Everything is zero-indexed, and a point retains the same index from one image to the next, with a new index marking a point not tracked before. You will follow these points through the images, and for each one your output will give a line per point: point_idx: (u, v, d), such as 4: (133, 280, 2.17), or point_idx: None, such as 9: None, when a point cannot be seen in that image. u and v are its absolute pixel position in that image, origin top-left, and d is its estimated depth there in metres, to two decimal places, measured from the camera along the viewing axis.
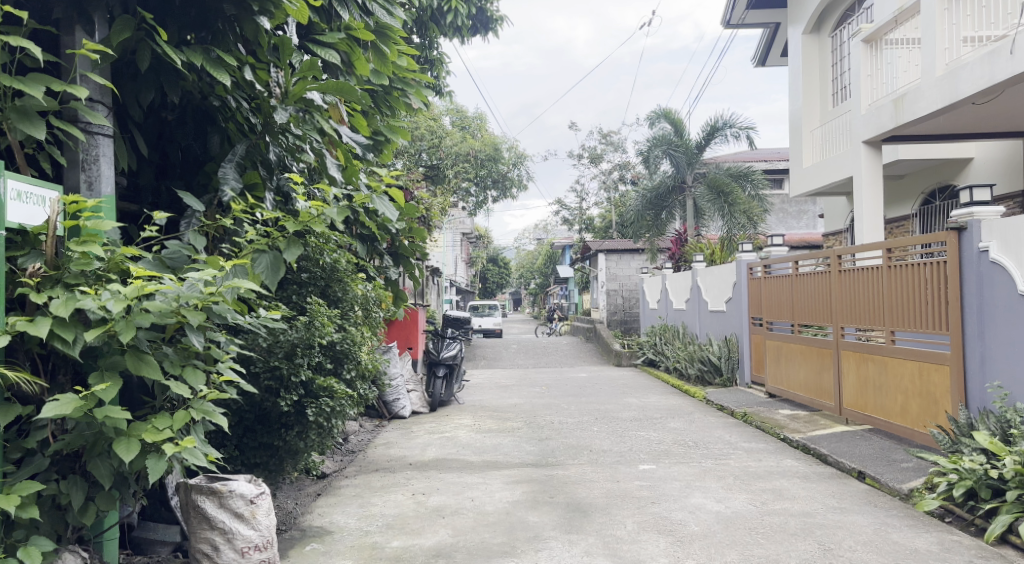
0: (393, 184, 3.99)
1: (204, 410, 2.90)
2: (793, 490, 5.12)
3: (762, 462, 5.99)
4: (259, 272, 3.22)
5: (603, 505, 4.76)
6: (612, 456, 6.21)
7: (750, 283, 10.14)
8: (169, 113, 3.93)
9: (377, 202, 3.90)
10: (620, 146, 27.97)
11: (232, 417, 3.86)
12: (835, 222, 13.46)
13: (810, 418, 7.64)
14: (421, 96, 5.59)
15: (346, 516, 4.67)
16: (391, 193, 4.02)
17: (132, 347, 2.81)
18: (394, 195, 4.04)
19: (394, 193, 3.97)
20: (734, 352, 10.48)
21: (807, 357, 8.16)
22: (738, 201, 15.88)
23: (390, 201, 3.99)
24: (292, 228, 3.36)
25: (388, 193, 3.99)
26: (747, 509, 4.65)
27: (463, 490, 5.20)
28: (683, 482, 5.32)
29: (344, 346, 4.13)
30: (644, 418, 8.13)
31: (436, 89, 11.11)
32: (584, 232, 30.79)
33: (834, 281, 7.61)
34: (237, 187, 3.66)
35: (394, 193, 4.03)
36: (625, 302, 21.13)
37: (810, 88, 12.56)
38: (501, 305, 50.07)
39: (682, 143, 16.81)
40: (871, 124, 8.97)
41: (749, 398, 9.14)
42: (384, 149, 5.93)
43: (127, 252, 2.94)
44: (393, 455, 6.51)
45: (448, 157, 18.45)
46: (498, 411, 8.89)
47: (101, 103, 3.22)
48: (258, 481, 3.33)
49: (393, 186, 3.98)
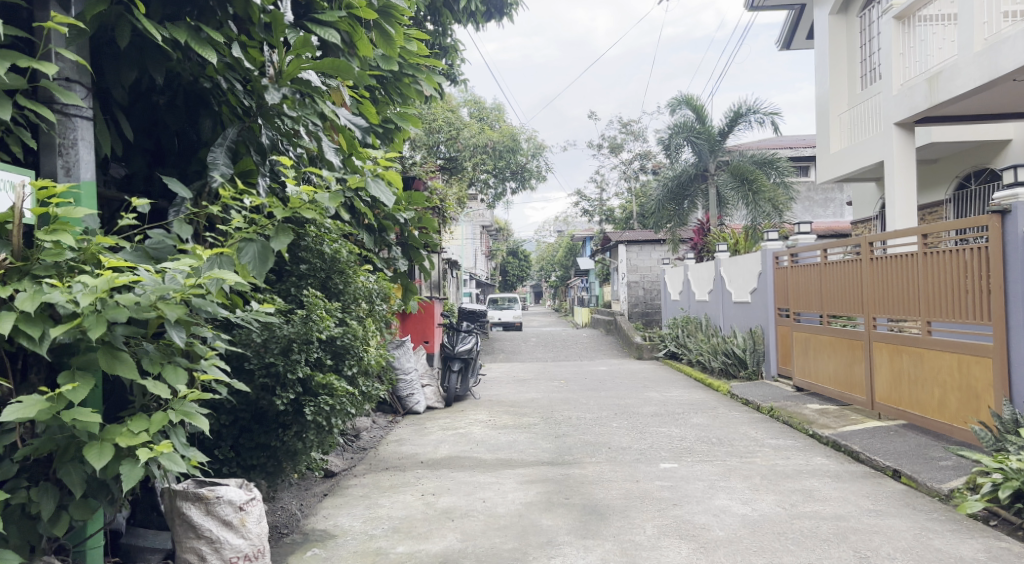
0: (389, 163, 3.61)
1: (185, 412, 2.66)
2: (824, 490, 4.82)
3: (791, 460, 5.70)
4: (245, 264, 2.94)
5: (621, 507, 4.50)
6: (632, 454, 5.94)
7: (777, 272, 9.79)
8: (160, 97, 3.72)
9: (372, 183, 3.46)
10: (641, 135, 27.52)
11: (226, 417, 3.65)
12: (864, 209, 13.03)
13: (839, 413, 7.32)
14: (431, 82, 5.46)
15: (351, 518, 4.46)
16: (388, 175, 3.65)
17: (107, 343, 2.60)
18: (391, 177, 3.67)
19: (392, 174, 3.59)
20: (759, 344, 10.15)
21: (835, 349, 7.83)
22: (762, 188, 15.47)
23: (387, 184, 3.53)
24: (280, 214, 3.05)
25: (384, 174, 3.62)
26: (775, 512, 4.37)
27: (475, 490, 4.97)
28: (707, 482, 5.04)
29: (344, 341, 3.90)
30: (666, 413, 7.85)
31: (451, 77, 10.86)
32: (604, 223, 30.40)
33: (864, 269, 7.26)
34: (227, 172, 3.43)
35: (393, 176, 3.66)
36: (646, 294, 20.96)
37: (837, 72, 12.12)
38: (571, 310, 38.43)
39: (704, 130, 16.43)
40: (903, 104, 8.59)
41: (776, 391, 8.82)
42: (396, 139, 5.80)
43: (103, 242, 2.74)
44: (404, 453, 6.30)
45: (466, 149, 18.09)
46: (515, 406, 8.64)
47: (79, 83, 3.01)
48: (249, 484, 3.13)
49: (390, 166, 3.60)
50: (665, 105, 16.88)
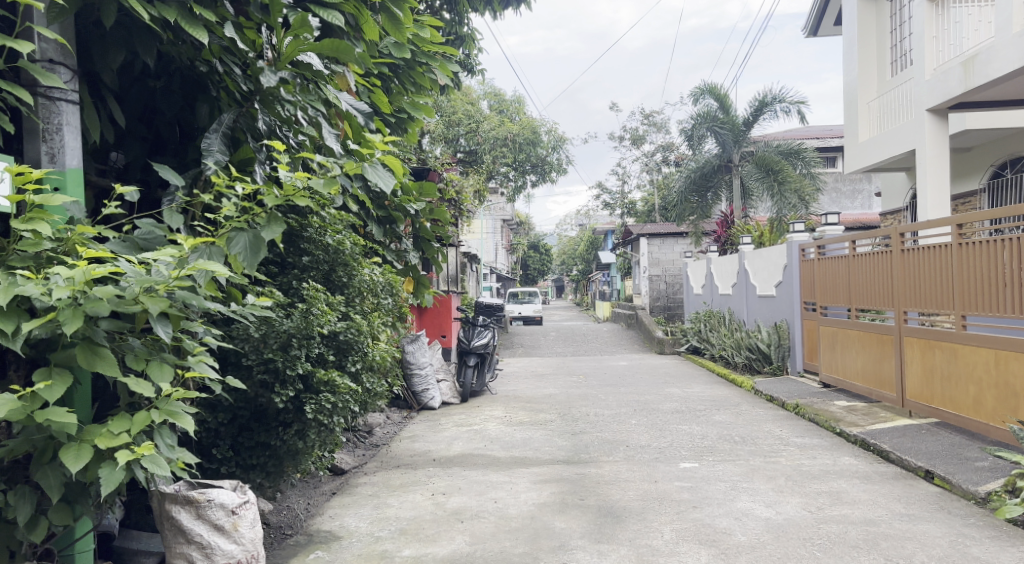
0: (385, 145, 3.38)
1: (170, 411, 2.51)
2: (852, 492, 4.58)
3: (817, 460, 5.46)
4: (236, 254, 2.78)
5: (638, 509, 4.31)
6: (650, 452, 5.74)
7: (803, 265, 9.49)
8: (156, 81, 3.58)
9: (370, 168, 3.25)
10: (663, 127, 27.13)
11: (225, 415, 3.50)
12: (894, 200, 12.63)
13: (868, 410, 7.05)
14: (445, 70, 5.32)
15: (358, 518, 4.31)
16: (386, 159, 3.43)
17: (87, 339, 2.46)
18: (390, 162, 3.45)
19: (391, 156, 3.37)
20: (785, 339, 9.86)
21: (864, 344, 7.56)
22: (788, 179, 15.11)
23: (385, 168, 3.31)
24: (272, 202, 2.88)
25: (383, 158, 3.40)
26: (800, 516, 4.15)
27: (486, 490, 4.80)
28: (729, 483, 4.83)
29: (348, 335, 3.74)
30: (687, 410, 7.63)
31: (468, 67, 10.69)
32: (626, 216, 30.07)
33: (895, 261, 6.97)
34: (222, 160, 3.29)
35: (391, 160, 3.43)
36: (669, 288, 20.69)
37: (867, 57, 11.72)
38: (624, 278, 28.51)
39: (728, 120, 15.99)
40: (936, 90, 8.27)
41: (802, 388, 8.55)
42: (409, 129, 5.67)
43: (85, 232, 2.60)
44: (417, 450, 6.14)
45: (486, 142, 18.00)
46: (532, 401, 8.48)
47: (64, 66, 2.88)
48: (244, 486, 2.99)
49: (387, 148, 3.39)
50: (688, 95, 16.54)
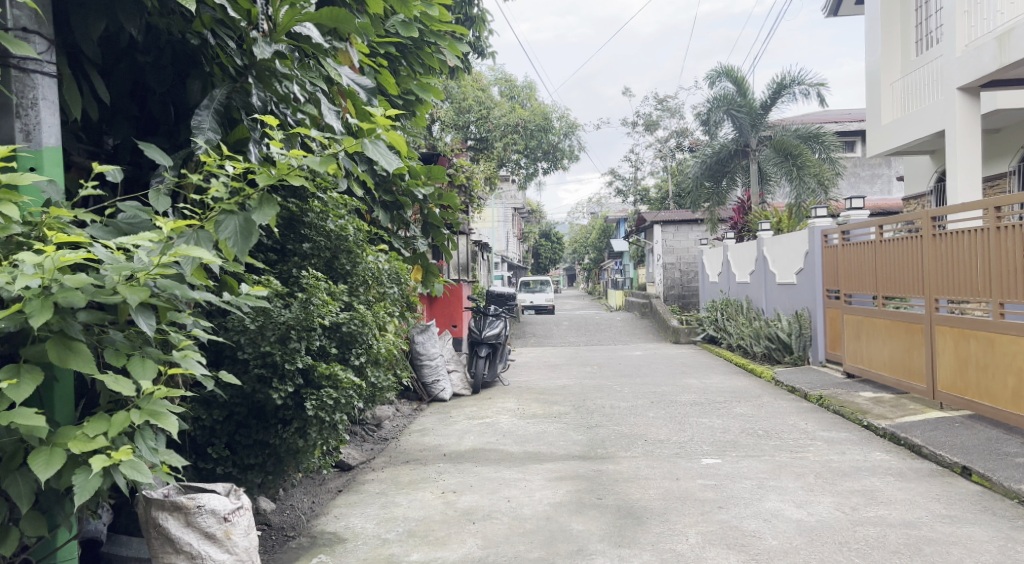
0: (384, 118, 3.00)
1: (152, 411, 2.26)
2: (887, 491, 4.32)
3: (847, 456, 5.20)
4: (225, 240, 2.53)
5: (660, 509, 4.07)
6: (670, 447, 5.50)
7: (826, 251, 9.19)
8: (145, 56, 3.35)
9: (370, 146, 2.81)
10: (677, 112, 26.71)
11: (220, 412, 3.27)
12: (917, 183, 12.29)
13: (897, 402, 6.76)
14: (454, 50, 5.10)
15: (364, 518, 4.09)
16: (388, 135, 3.07)
17: (61, 333, 2.23)
18: (391, 138, 3.07)
19: (390, 127, 3.00)
20: (806, 328, 9.56)
21: (891, 333, 7.27)
22: (807, 163, 14.76)
23: (388, 146, 2.87)
24: (262, 181, 2.61)
25: (384, 133, 3.03)
26: (834, 517, 3.90)
27: (499, 488, 4.57)
28: (755, 481, 4.58)
29: (351, 327, 3.51)
30: (706, 402, 7.38)
31: (478, 50, 10.40)
32: (639, 203, 29.69)
33: (924, 246, 6.67)
34: (213, 139, 3.05)
35: (394, 137, 3.02)
36: (683, 276, 20.40)
37: (890, 37, 11.36)
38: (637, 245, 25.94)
39: (746, 103, 15.61)
40: (968, 67, 7.95)
41: (825, 378, 8.27)
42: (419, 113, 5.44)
43: (59, 214, 2.37)
44: (427, 444, 5.92)
45: (497, 129, 17.73)
46: (546, 393, 8.24)
47: (38, 34, 2.64)
48: (238, 491, 2.78)
49: (387, 121, 2.99)
50: (703, 78, 16.15)
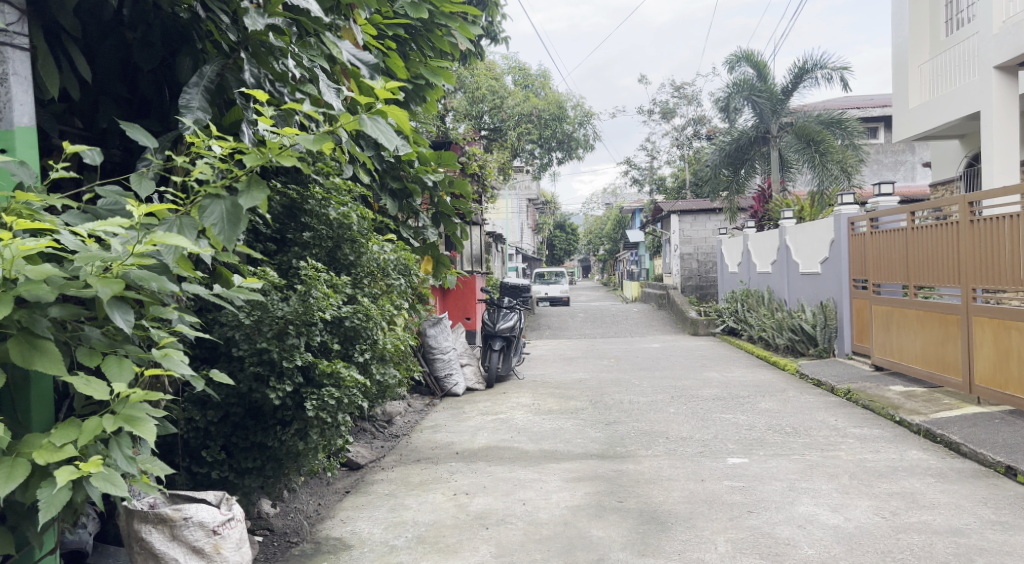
0: (379, 87, 2.59)
1: (128, 416, 2.02)
2: (929, 494, 4.04)
3: (881, 454, 4.92)
4: (210, 227, 2.30)
5: (686, 514, 3.82)
6: (693, 445, 5.24)
7: (852, 239, 8.89)
8: (133, 32, 3.11)
9: (369, 120, 2.42)
10: (694, 99, 26.27)
11: (215, 413, 3.04)
12: (945, 169, 11.92)
13: (930, 396, 6.45)
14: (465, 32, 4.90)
15: (372, 522, 3.86)
16: (388, 111, 2.60)
17: (26, 332, 2.01)
18: (392, 114, 2.60)
19: (382, 93, 2.60)
20: (831, 319, 9.25)
21: (924, 324, 6.96)
22: (830, 150, 14.40)
23: (387, 122, 2.47)
24: (249, 162, 2.35)
25: (381, 107, 2.57)
26: (874, 523, 3.63)
27: (514, 489, 4.33)
28: (785, 483, 4.32)
29: (354, 321, 3.29)
30: (729, 397, 7.10)
31: (491, 36, 10.13)
32: (655, 193, 29.29)
33: (960, 233, 6.34)
34: (203, 118, 2.81)
35: (394, 112, 2.59)
36: (700, 266, 20.08)
37: (918, 17, 10.96)
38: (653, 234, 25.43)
39: (766, 88, 15.19)
40: (1006, 46, 8.26)
41: (852, 371, 7.96)
42: (430, 98, 5.22)
43: (26, 199, 2.14)
44: (439, 442, 5.69)
45: (511, 118, 17.49)
46: (562, 387, 8.00)
47: (8, 5, 2.42)
48: (230, 500, 2.56)
49: (386, 94, 2.58)
50: (722, 63, 15.77)
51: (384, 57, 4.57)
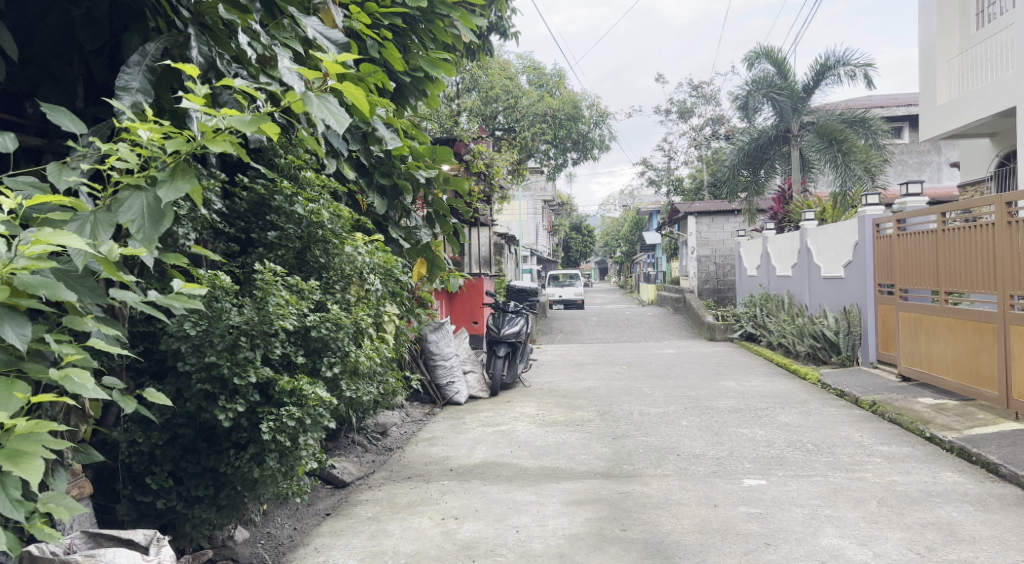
0: (330, 60, 2.22)
1: (16, 449, 1.67)
2: (968, 526, 3.62)
3: (913, 477, 4.49)
4: (128, 224, 1.96)
5: (695, 547, 3.42)
6: (707, 464, 4.84)
7: (877, 242, 8.44)
8: (78, 7, 2.72)
9: (315, 97, 2.06)
10: (713, 98, 25.76)
11: (161, 435, 2.69)
12: (975, 169, 11.40)
13: (963, 410, 6.00)
14: (469, 21, 4.55)
15: (348, 552, 3.50)
16: (342, 88, 2.21)
17: None
18: (348, 94, 2.24)
19: (334, 70, 2.23)
20: (855, 325, 8.79)
21: (956, 333, 6.51)
22: (853, 149, 13.88)
23: (337, 101, 2.13)
24: (173, 147, 1.98)
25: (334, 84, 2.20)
26: (907, 560, 3.22)
27: (507, 514, 3.96)
28: (807, 509, 3.91)
29: (321, 331, 2.96)
30: (746, 409, 6.69)
31: (502, 30, 9.76)
32: (672, 194, 28.79)
33: (995, 236, 5.88)
34: (143, 102, 2.44)
35: (349, 89, 2.22)
36: (718, 269, 19.63)
37: (947, 10, 10.46)
38: (671, 236, 24.98)
39: (787, 86, 14.69)
40: None
41: (877, 382, 7.51)
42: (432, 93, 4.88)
43: None
44: (434, 456, 5.33)
45: (525, 118, 17.22)
46: (569, 396, 7.61)
47: None
48: (161, 541, 2.21)
49: (338, 69, 2.21)
50: (742, 60, 15.28)
51: (380, 48, 4.24)
